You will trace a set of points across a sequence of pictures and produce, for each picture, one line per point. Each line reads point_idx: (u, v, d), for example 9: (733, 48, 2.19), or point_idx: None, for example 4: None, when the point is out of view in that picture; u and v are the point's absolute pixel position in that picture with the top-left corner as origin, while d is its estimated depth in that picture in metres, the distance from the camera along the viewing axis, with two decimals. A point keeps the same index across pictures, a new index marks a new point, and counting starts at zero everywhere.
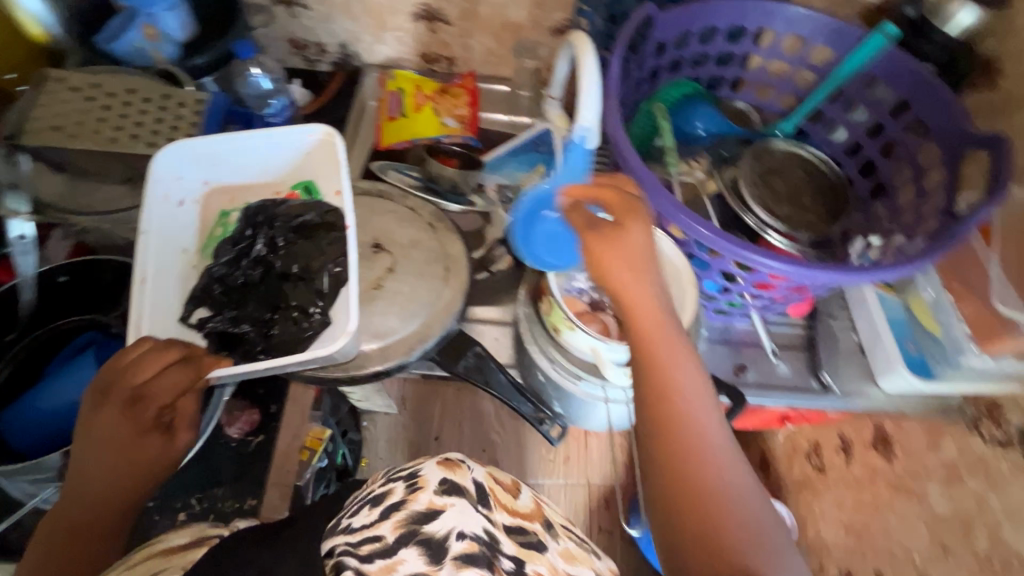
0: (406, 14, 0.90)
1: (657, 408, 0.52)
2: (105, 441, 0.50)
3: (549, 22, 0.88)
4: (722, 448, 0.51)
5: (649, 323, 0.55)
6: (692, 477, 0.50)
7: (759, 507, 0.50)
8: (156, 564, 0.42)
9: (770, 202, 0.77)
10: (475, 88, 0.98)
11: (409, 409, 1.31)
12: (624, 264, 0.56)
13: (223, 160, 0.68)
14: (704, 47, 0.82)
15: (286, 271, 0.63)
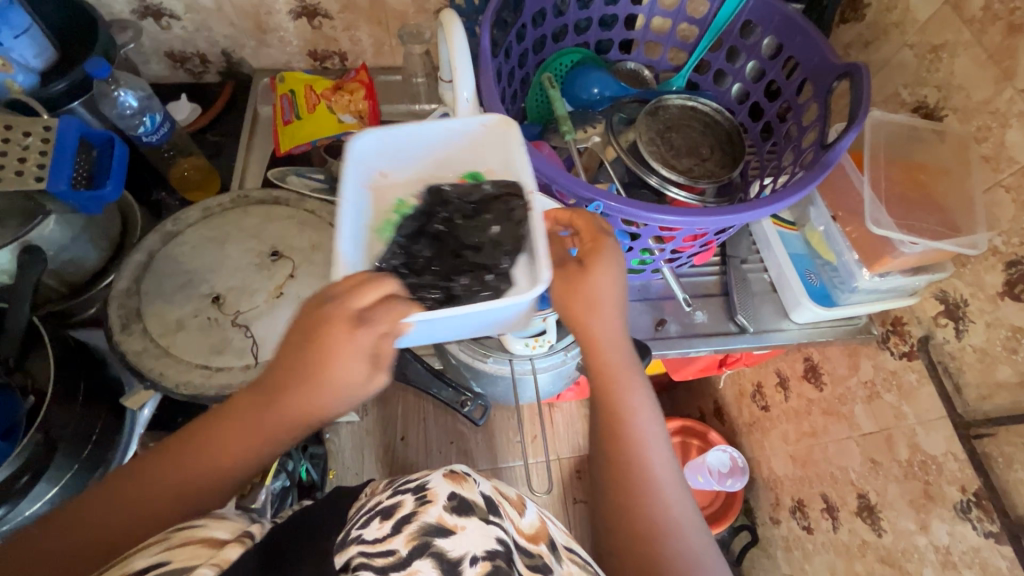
0: (285, 13, 0.87)
1: (614, 439, 0.56)
2: (319, 361, 0.46)
3: (431, 5, 0.86)
4: (669, 484, 0.55)
5: (617, 361, 0.57)
6: (644, 509, 0.53)
7: (701, 539, 0.53)
8: (195, 553, 0.40)
9: (669, 159, 0.78)
10: (372, 80, 0.92)
11: (372, 414, 1.30)
12: (584, 302, 0.57)
13: (406, 150, 0.63)
14: (585, 13, 0.83)
15: (464, 243, 0.61)
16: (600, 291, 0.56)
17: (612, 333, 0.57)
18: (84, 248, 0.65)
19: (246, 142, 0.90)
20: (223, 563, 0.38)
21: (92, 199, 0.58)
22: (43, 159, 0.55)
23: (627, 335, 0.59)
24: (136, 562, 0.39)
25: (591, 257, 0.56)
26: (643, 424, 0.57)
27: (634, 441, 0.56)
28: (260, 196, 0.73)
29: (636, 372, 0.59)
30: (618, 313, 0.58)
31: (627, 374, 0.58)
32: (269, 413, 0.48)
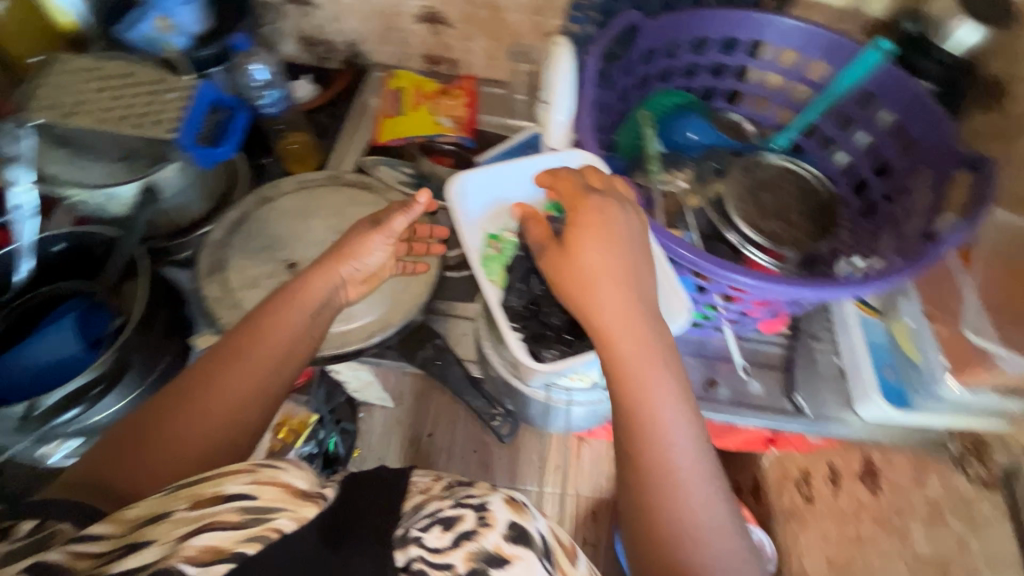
0: (412, 17, 0.93)
1: (631, 436, 0.51)
2: (314, 279, 0.59)
3: (547, 28, 0.89)
4: (698, 486, 0.50)
5: (631, 354, 0.52)
6: (668, 510, 0.49)
7: (735, 555, 0.48)
8: (279, 497, 0.40)
9: (756, 218, 0.75)
10: (475, 90, 0.98)
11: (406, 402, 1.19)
12: (576, 283, 0.54)
13: (488, 189, 0.70)
14: (697, 57, 0.82)
15: None
16: (586, 268, 0.54)
17: (615, 319, 0.53)
18: (191, 198, 0.72)
19: (350, 128, 0.97)
20: (301, 521, 0.39)
21: (209, 155, 0.64)
22: (179, 114, 0.62)
23: (640, 320, 0.53)
24: (228, 487, 0.40)
25: (575, 236, 0.55)
26: (669, 424, 0.51)
27: (655, 441, 0.50)
28: (350, 179, 0.78)
29: (658, 366, 0.52)
30: (630, 296, 0.54)
31: (642, 367, 0.52)
32: (273, 333, 0.56)
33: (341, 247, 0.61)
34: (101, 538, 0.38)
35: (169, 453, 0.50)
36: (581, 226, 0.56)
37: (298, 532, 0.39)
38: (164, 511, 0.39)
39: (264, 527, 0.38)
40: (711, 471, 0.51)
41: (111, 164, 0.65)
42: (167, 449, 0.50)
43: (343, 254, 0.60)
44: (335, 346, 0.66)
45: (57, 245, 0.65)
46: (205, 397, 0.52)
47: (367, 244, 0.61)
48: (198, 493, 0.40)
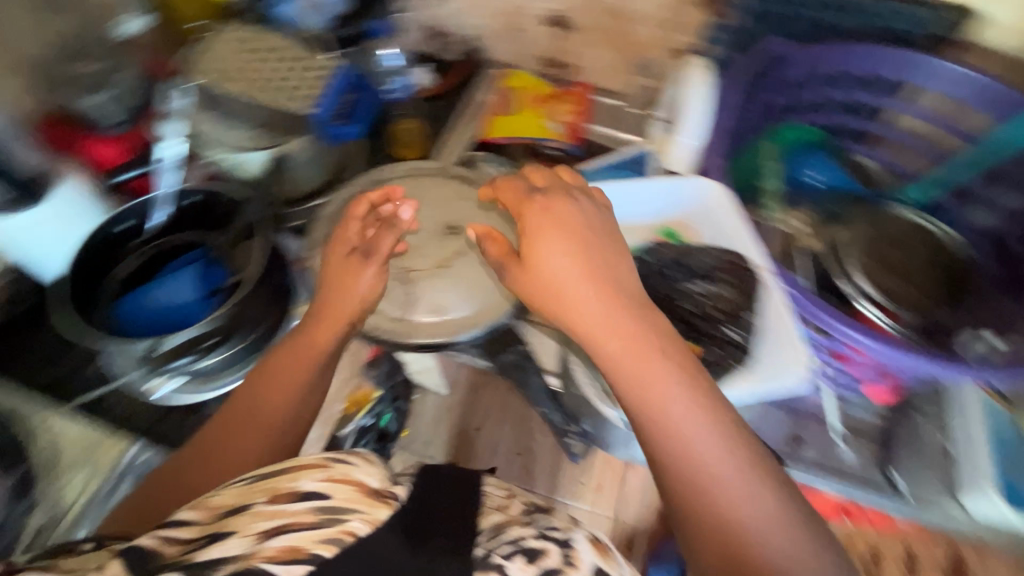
0: (538, 19, 0.94)
1: (652, 437, 0.49)
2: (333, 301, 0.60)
3: (675, 44, 0.87)
4: (735, 478, 0.47)
5: (618, 347, 0.51)
6: (709, 503, 0.47)
7: (802, 541, 0.46)
8: (350, 499, 0.39)
9: (875, 271, 0.71)
10: (588, 98, 0.96)
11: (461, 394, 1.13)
12: (547, 294, 0.54)
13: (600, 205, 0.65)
14: (833, 92, 0.76)
15: (684, 307, 0.60)
16: (553, 276, 0.54)
17: (596, 321, 0.52)
18: (309, 169, 0.76)
19: (457, 121, 0.96)
20: (374, 524, 0.39)
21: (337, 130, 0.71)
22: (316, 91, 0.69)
23: (619, 316, 0.53)
24: (303, 484, 0.40)
25: (530, 248, 0.55)
26: (683, 418, 0.49)
27: (674, 438, 0.48)
28: (456, 172, 0.80)
29: (659, 355, 0.51)
30: (608, 292, 0.53)
31: (640, 371, 0.50)
32: (300, 359, 0.58)
33: (325, 276, 0.62)
34: (189, 524, 0.41)
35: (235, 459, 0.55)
36: (530, 240, 0.55)
37: (369, 539, 0.38)
38: (245, 503, 0.40)
39: (339, 530, 0.37)
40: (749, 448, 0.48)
41: (248, 130, 0.72)
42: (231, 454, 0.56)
43: (336, 282, 0.61)
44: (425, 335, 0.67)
45: (187, 200, 0.71)
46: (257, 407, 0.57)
47: (362, 275, 0.61)
48: (274, 487, 0.40)
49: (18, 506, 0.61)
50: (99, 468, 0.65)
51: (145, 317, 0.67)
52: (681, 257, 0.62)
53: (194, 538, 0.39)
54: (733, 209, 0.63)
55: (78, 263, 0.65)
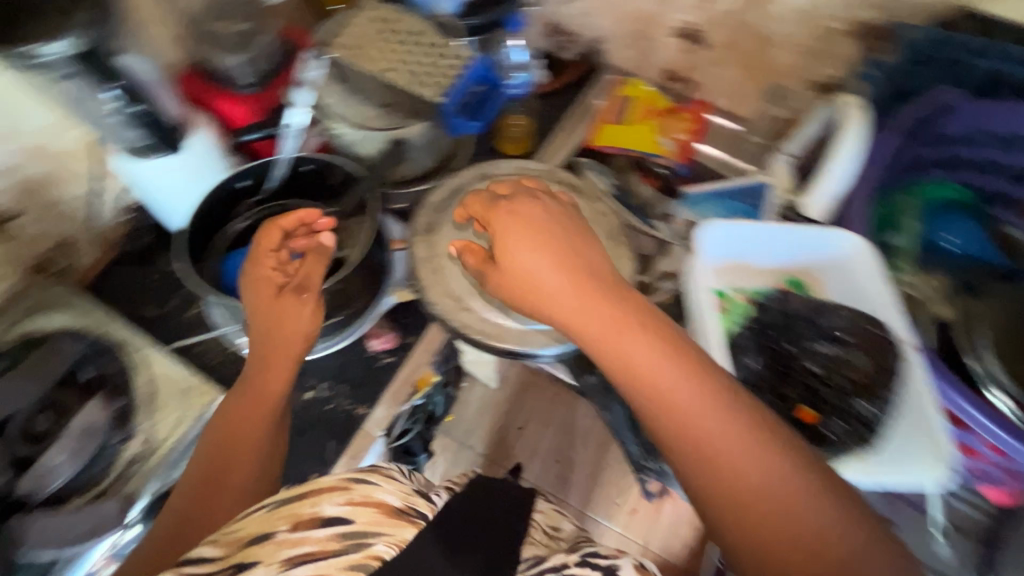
0: (669, 30, 0.91)
1: (660, 425, 0.45)
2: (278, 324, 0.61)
3: (814, 73, 0.83)
4: (756, 446, 0.44)
5: (599, 325, 0.48)
6: (741, 480, 0.43)
7: (847, 525, 0.42)
8: (372, 522, 0.41)
9: (1009, 357, 0.62)
10: (705, 118, 0.93)
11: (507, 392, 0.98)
12: (523, 288, 0.51)
13: (734, 243, 0.61)
14: (1002, 154, 0.69)
15: (811, 369, 0.56)
16: (530, 270, 0.50)
17: (572, 306, 0.48)
18: (423, 154, 0.76)
19: (568, 122, 0.95)
20: (400, 543, 0.40)
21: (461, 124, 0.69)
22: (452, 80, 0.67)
23: (597, 288, 0.49)
24: (325, 509, 0.41)
25: (502, 246, 0.52)
26: (684, 392, 0.45)
27: (686, 420, 0.45)
28: (564, 178, 0.78)
29: (648, 325, 0.48)
30: (589, 286, 0.50)
31: (635, 358, 0.46)
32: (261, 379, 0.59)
33: (258, 314, 0.61)
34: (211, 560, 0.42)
35: (237, 485, 0.56)
36: (504, 239, 0.52)
37: (399, 558, 0.39)
38: (269, 532, 0.41)
39: (366, 554, 0.39)
40: (778, 442, 0.44)
41: (372, 108, 0.72)
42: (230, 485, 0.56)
43: (270, 322, 0.61)
44: (513, 341, 0.65)
45: (305, 166, 0.73)
46: (236, 432, 0.58)
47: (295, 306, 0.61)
48: (297, 514, 0.42)
49: (115, 436, 0.64)
50: (186, 416, 0.67)
51: None
52: (814, 315, 0.58)
53: (220, 567, 0.41)
54: (879, 275, 0.59)
55: (202, 211, 0.69)
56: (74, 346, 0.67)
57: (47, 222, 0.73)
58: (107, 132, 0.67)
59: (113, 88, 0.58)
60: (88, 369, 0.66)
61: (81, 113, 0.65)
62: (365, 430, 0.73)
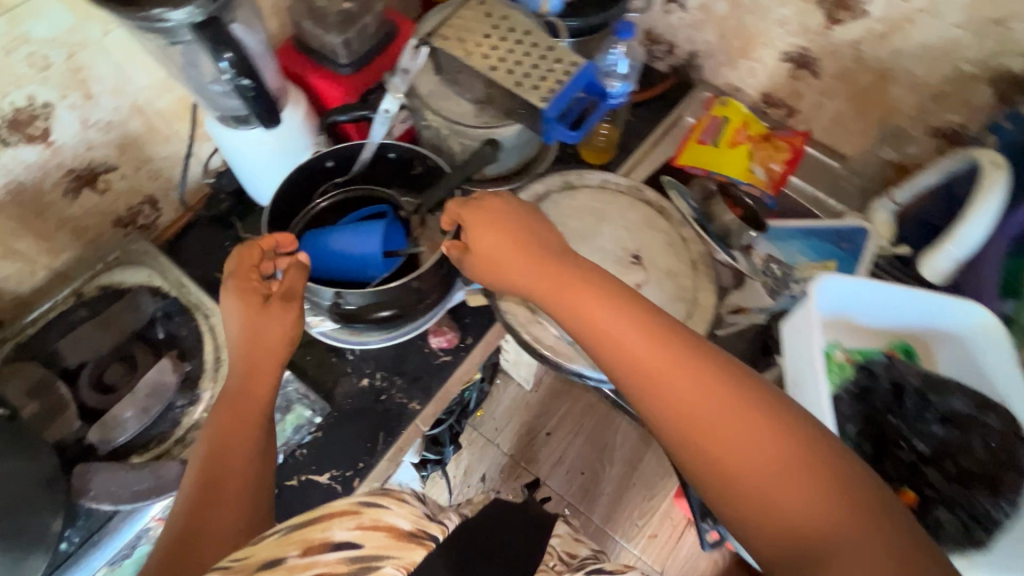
0: (777, 53, 0.85)
1: (627, 368, 0.43)
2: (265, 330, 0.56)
3: (935, 120, 0.76)
4: (716, 377, 0.41)
5: (550, 271, 0.51)
6: (706, 407, 0.40)
7: (819, 449, 0.38)
8: (382, 547, 0.40)
9: None
10: (802, 150, 0.88)
11: (542, 393, 1.30)
12: (489, 262, 0.55)
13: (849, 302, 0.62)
14: None
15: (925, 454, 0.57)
16: (491, 246, 0.55)
17: (537, 272, 0.52)
18: (510, 156, 0.74)
19: (655, 136, 0.92)
20: (409, 567, 0.40)
21: (558, 134, 0.64)
22: (554, 87, 0.62)
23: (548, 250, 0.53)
24: (336, 533, 0.41)
25: (476, 225, 0.56)
26: (633, 323, 0.45)
27: (638, 352, 0.43)
28: (649, 198, 0.75)
29: (596, 274, 0.50)
30: (546, 262, 0.52)
31: (591, 304, 0.47)
32: (250, 386, 0.54)
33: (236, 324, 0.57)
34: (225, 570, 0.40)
35: (231, 503, 0.47)
36: (478, 216, 0.56)
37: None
38: (280, 556, 0.40)
39: None
40: (734, 372, 0.42)
41: (466, 104, 0.69)
42: (220, 509, 0.47)
43: (250, 330, 0.56)
44: (584, 363, 0.63)
45: (391, 153, 0.72)
46: (227, 446, 0.50)
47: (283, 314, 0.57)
48: (308, 539, 0.41)
49: (180, 399, 0.65)
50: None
51: (325, 257, 0.68)
52: (926, 389, 0.59)
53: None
54: (993, 355, 0.61)
55: (284, 187, 0.68)
56: (152, 303, 0.70)
57: (136, 178, 0.75)
58: (207, 97, 0.67)
59: (227, 59, 0.55)
60: (160, 326, 0.70)
61: (187, 76, 0.64)
62: (416, 425, 0.73)
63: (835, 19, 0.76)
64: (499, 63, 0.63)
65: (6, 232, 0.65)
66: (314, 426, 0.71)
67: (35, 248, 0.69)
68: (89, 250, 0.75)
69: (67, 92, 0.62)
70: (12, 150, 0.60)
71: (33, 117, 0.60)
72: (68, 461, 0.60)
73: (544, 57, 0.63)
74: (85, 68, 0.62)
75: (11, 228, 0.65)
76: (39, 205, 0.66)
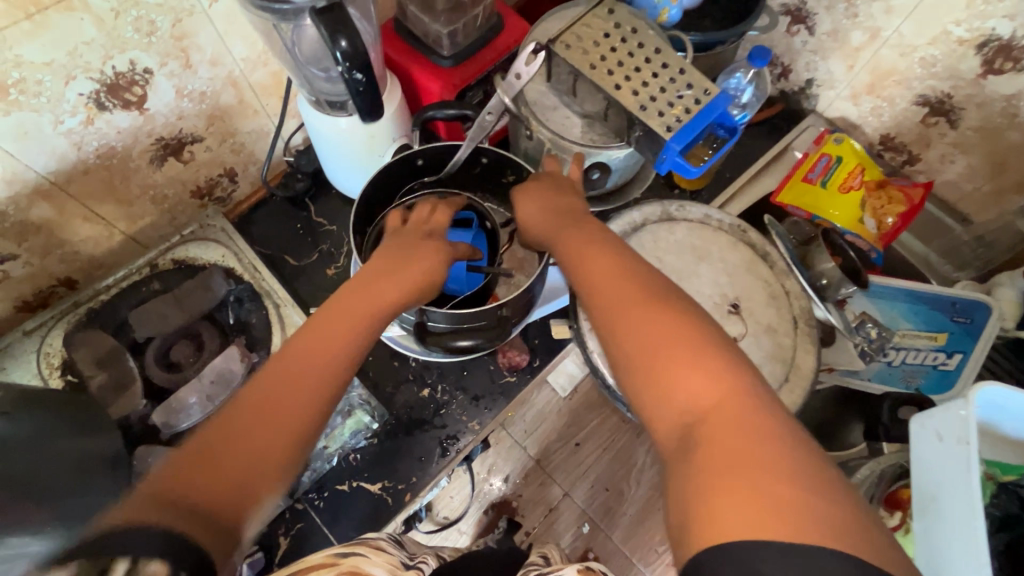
0: (911, 95, 0.77)
1: (588, 272, 0.44)
2: (399, 265, 0.52)
3: None
4: (653, 283, 0.41)
5: (550, 213, 0.54)
6: (641, 301, 0.40)
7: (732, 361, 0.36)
8: None
9: None
10: (921, 202, 0.79)
11: (574, 404, 1.04)
12: (536, 205, 0.56)
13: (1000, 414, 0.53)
14: None
15: None
16: (526, 214, 0.56)
17: (544, 222, 0.54)
18: (610, 177, 0.69)
19: (754, 168, 0.86)
20: None
21: (677, 167, 0.58)
22: (683, 117, 0.56)
23: (576, 206, 0.55)
24: None
25: (523, 193, 0.58)
26: (596, 244, 0.47)
27: (597, 256, 0.45)
28: (753, 240, 0.69)
29: (586, 221, 0.52)
30: (563, 216, 0.53)
31: (574, 235, 0.49)
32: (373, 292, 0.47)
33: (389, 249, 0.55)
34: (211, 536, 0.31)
35: (308, 393, 0.38)
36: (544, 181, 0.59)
37: None
38: None
39: None
40: (666, 284, 0.42)
41: (573, 119, 0.64)
42: (294, 393, 0.38)
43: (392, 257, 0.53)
44: None
45: (484, 158, 0.68)
46: (300, 369, 0.39)
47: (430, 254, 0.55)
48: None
49: None
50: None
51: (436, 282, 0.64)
52: None
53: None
54: None
55: (367, 192, 0.65)
56: (226, 285, 0.68)
57: (220, 151, 0.72)
58: (303, 79, 0.63)
59: (341, 49, 0.50)
60: (232, 310, 0.68)
61: (287, 55, 0.60)
62: (476, 444, 0.71)
63: (994, 69, 0.68)
64: (623, 82, 0.58)
65: (91, 196, 0.64)
66: (370, 432, 0.69)
67: (116, 213, 0.68)
68: (164, 219, 0.74)
69: (167, 60, 0.59)
70: (108, 115, 0.58)
71: (132, 83, 0.58)
72: (133, 439, 0.60)
73: (673, 80, 0.58)
74: (189, 37, 0.58)
75: (96, 192, 0.64)
76: (125, 171, 0.65)
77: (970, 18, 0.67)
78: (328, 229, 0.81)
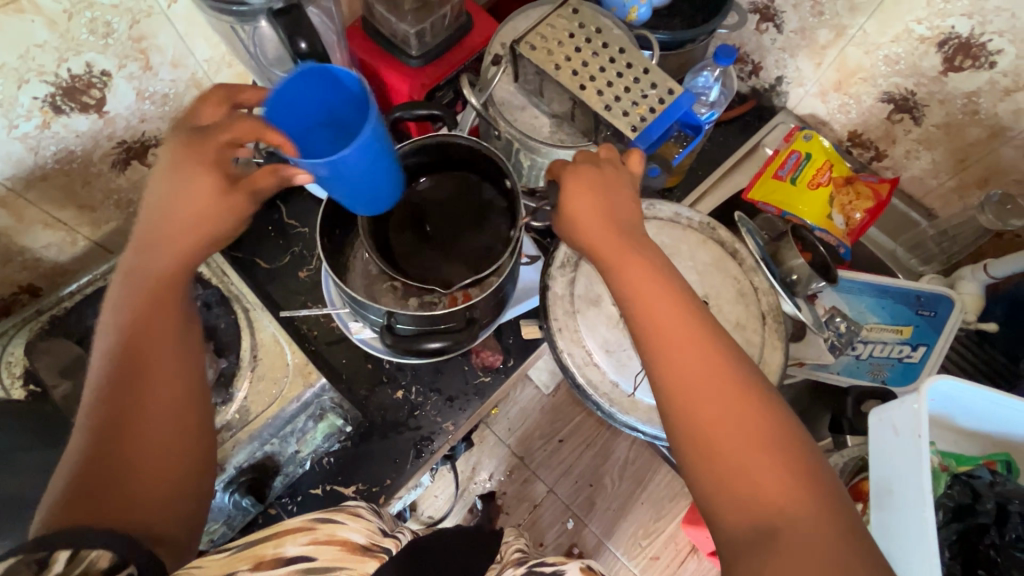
0: (877, 92, 0.78)
1: (654, 322, 0.42)
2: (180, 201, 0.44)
3: None
4: (724, 353, 0.41)
5: (606, 216, 0.47)
6: (720, 376, 0.40)
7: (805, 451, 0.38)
8: (336, 558, 0.39)
9: None
10: (888, 198, 0.80)
11: (558, 399, 1.05)
12: (589, 203, 0.48)
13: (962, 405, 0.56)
14: None
15: None
16: (576, 205, 0.48)
17: (599, 228, 0.47)
18: None
19: (726, 166, 0.86)
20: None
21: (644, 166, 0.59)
22: (649, 115, 0.57)
23: (627, 209, 0.49)
24: (288, 549, 0.39)
25: (569, 175, 0.49)
26: (663, 286, 0.44)
27: (668, 307, 0.42)
28: (724, 238, 0.69)
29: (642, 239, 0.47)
30: (611, 225, 0.47)
31: (626, 260, 0.45)
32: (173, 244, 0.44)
33: (155, 191, 0.45)
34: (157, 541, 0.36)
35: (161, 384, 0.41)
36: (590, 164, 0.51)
37: None
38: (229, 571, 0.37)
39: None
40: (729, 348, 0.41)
41: (542, 118, 0.64)
42: (153, 388, 0.40)
43: (157, 210, 0.44)
44: (641, 415, 0.60)
45: None
46: (151, 356, 0.41)
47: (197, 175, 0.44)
48: (259, 554, 0.38)
49: None
50: (284, 394, 0.59)
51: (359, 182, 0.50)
52: None
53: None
54: None
55: None
56: None
57: None
58: (269, 80, 0.63)
59: (303, 49, 0.50)
60: None
61: (251, 57, 0.60)
62: (451, 443, 0.71)
63: (955, 66, 0.69)
64: (589, 83, 0.58)
65: (51, 202, 0.62)
66: (343, 435, 0.69)
67: (78, 218, 0.66)
68: (129, 223, 0.72)
69: (125, 62, 0.58)
70: (65, 119, 0.57)
71: (90, 86, 0.57)
72: None
73: (637, 79, 0.58)
74: (147, 38, 0.57)
75: (55, 197, 0.62)
76: (86, 175, 0.63)
77: (930, 16, 0.68)
78: (300, 231, 0.79)
